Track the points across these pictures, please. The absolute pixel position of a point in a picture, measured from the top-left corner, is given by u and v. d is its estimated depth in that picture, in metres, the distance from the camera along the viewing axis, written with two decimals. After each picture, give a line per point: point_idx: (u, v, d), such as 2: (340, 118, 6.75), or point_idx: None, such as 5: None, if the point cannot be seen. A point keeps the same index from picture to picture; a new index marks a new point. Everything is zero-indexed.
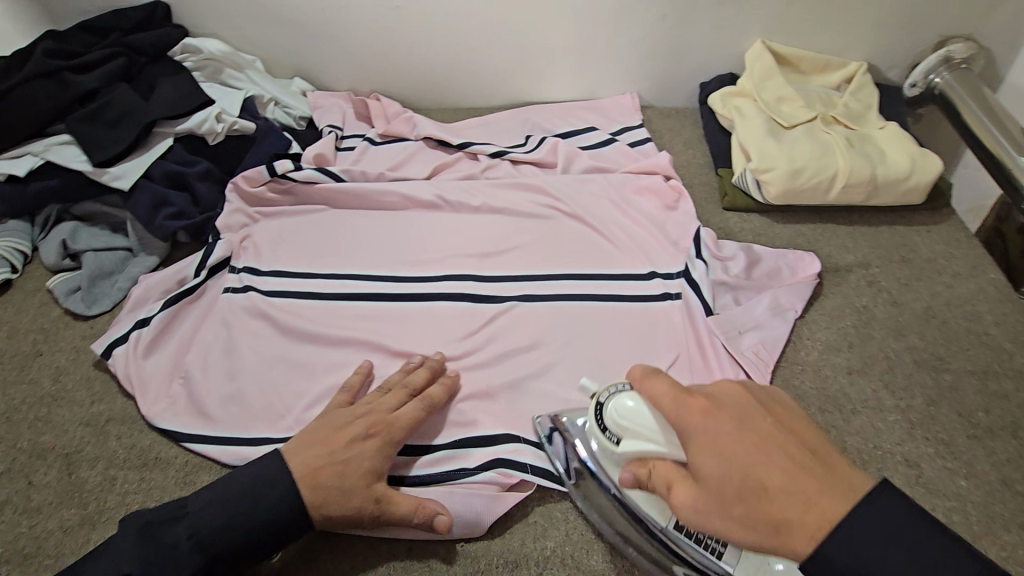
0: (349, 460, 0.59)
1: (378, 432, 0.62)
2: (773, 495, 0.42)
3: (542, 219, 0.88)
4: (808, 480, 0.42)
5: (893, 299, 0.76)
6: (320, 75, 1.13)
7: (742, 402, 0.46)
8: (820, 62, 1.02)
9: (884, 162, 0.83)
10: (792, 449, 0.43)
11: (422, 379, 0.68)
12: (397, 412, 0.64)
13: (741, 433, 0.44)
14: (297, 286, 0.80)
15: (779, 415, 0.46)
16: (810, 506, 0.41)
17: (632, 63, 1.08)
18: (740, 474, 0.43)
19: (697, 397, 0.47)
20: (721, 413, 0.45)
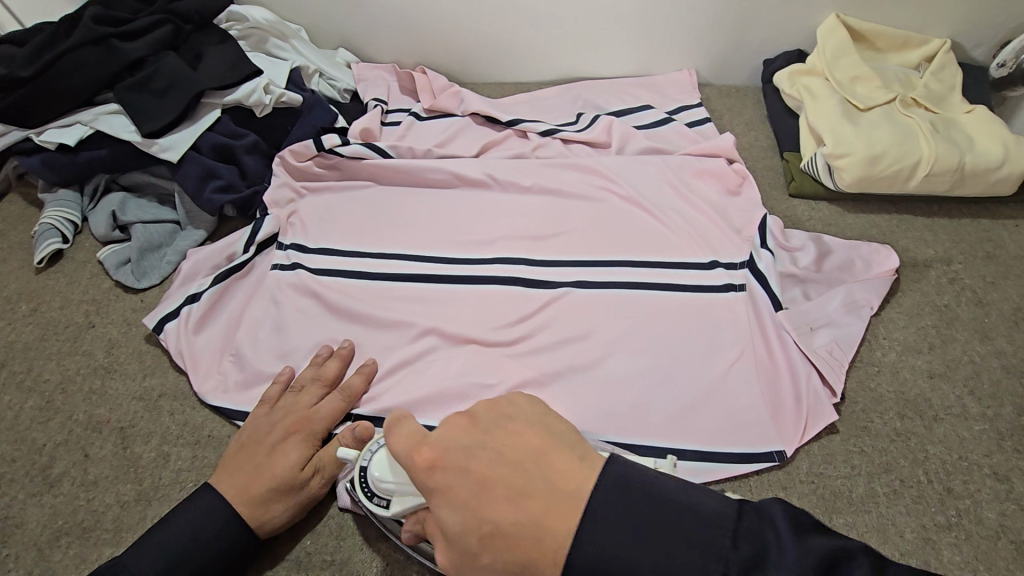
0: (273, 464, 0.59)
1: (299, 430, 0.62)
2: (512, 534, 0.37)
3: (595, 201, 0.84)
4: (536, 504, 0.38)
5: (978, 299, 0.71)
6: (366, 46, 1.10)
7: (464, 438, 0.41)
8: (899, 39, 0.95)
9: (973, 150, 0.77)
10: (519, 473, 0.39)
11: (338, 368, 0.68)
12: (318, 407, 0.64)
13: (468, 478, 0.39)
14: (346, 265, 0.78)
15: (508, 428, 0.41)
16: (544, 533, 0.37)
17: (693, 37, 1.02)
18: (476, 525, 0.38)
19: (426, 446, 0.41)
20: (447, 461, 0.40)
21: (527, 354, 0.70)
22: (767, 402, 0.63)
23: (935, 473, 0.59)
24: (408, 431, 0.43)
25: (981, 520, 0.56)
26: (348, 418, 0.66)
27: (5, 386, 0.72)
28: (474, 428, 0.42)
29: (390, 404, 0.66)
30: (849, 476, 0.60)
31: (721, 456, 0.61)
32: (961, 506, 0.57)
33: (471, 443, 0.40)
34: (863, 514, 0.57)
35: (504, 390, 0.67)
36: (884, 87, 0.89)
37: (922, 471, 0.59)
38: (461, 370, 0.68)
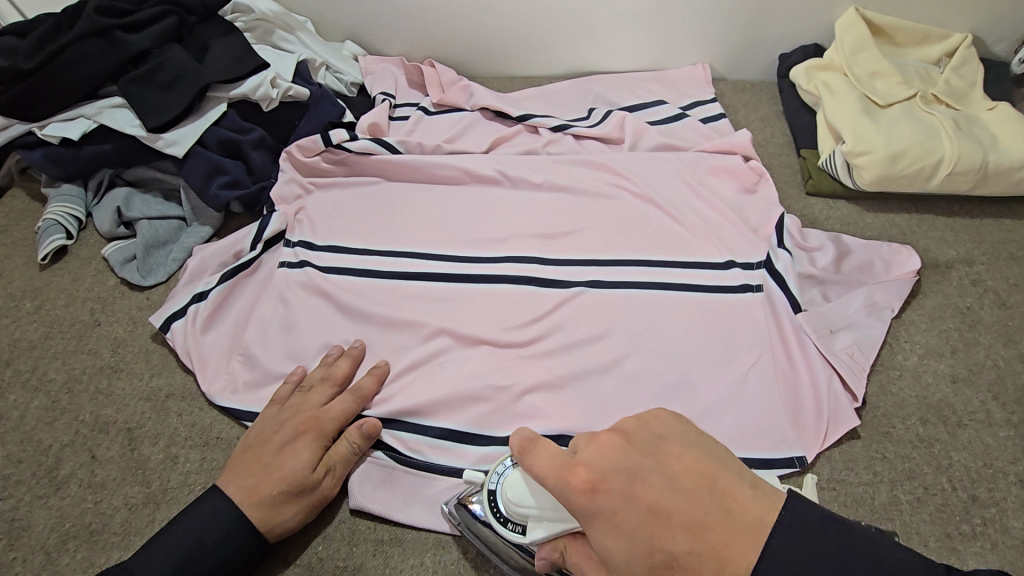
0: (283, 464, 0.58)
1: (308, 430, 0.61)
2: (684, 562, 0.39)
3: (608, 199, 0.83)
4: (713, 533, 0.39)
5: (1001, 301, 0.69)
6: (373, 39, 1.08)
7: (625, 463, 0.42)
8: (919, 33, 0.93)
9: (996, 148, 0.75)
10: (689, 502, 0.40)
11: (349, 368, 0.67)
12: (329, 407, 0.63)
13: (637, 504, 0.40)
14: (356, 263, 0.77)
15: (665, 453, 0.42)
16: (719, 563, 0.38)
17: (707, 31, 1.00)
18: (647, 552, 0.40)
19: (582, 468, 0.43)
20: (610, 484, 0.41)
21: (541, 356, 0.68)
22: (787, 407, 0.62)
23: (959, 481, 0.58)
24: (557, 454, 0.45)
25: (1007, 529, 0.55)
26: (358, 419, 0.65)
27: (9, 385, 0.71)
28: (628, 449, 0.43)
29: (402, 406, 0.65)
30: (871, 483, 0.58)
31: (740, 462, 0.60)
32: (987, 515, 0.56)
33: (631, 465, 0.42)
34: (886, 522, 0.56)
35: (517, 392, 0.65)
36: (904, 83, 0.87)
37: (946, 478, 0.58)
38: (473, 371, 0.67)
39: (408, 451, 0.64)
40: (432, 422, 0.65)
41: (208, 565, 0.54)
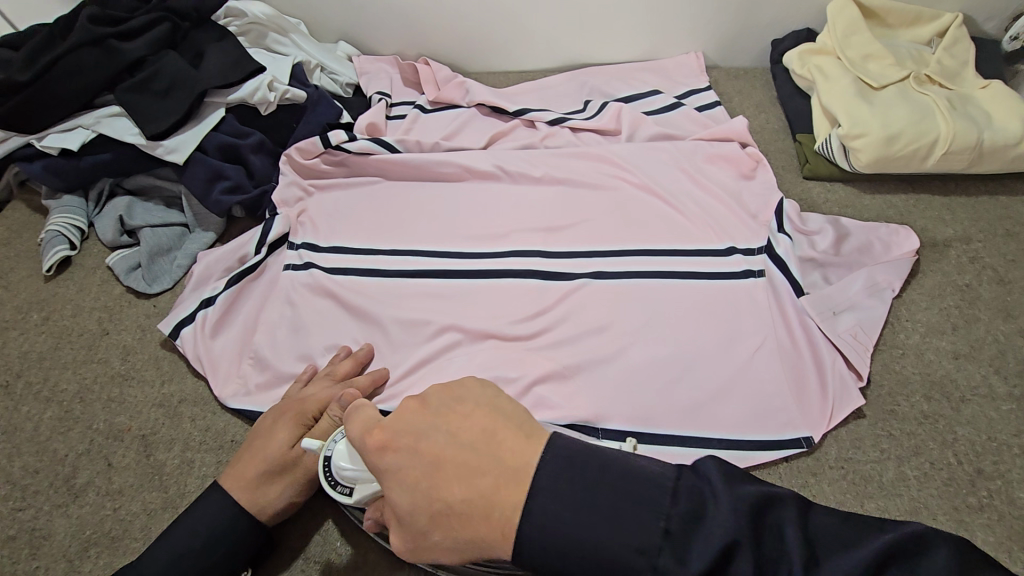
0: (264, 445, 0.59)
1: (290, 411, 0.61)
2: (461, 511, 0.39)
3: (609, 190, 0.84)
4: (488, 481, 0.39)
5: (999, 277, 0.70)
6: (367, 39, 1.08)
7: (416, 420, 0.42)
8: (909, 14, 0.93)
9: (991, 126, 0.76)
10: (469, 452, 0.40)
11: (352, 365, 0.67)
12: (314, 393, 0.63)
13: (420, 458, 0.40)
14: (361, 263, 0.78)
15: (457, 410, 0.42)
16: (491, 511, 0.38)
17: (700, 19, 1.00)
18: (428, 503, 0.39)
19: (379, 429, 0.42)
20: (398, 443, 0.41)
21: (546, 348, 0.69)
22: (793, 389, 0.63)
23: (965, 454, 0.59)
24: (359, 415, 0.44)
25: (1013, 500, 0.56)
26: None
27: (21, 397, 0.71)
28: (423, 410, 0.42)
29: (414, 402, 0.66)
30: (878, 461, 0.59)
31: (747, 444, 0.61)
32: (993, 488, 0.57)
33: (421, 424, 0.41)
34: (893, 499, 0.57)
35: (526, 384, 0.66)
36: (897, 65, 0.88)
37: (952, 452, 0.59)
38: (482, 365, 0.68)
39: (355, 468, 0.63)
40: None
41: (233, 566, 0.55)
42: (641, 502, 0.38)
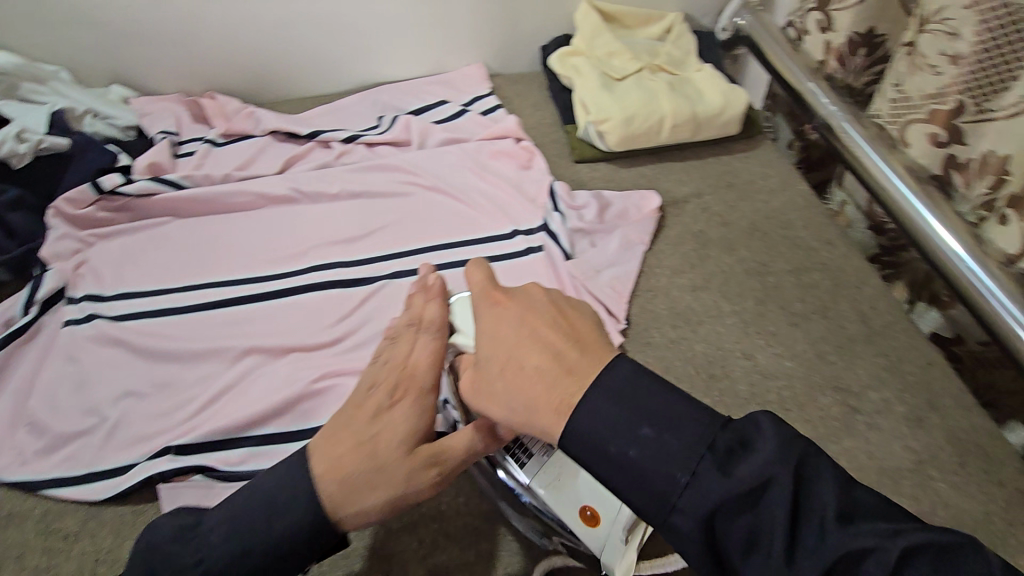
0: (381, 435, 0.48)
1: (404, 392, 0.49)
2: (531, 373, 0.41)
3: (402, 196, 0.89)
4: (564, 361, 0.41)
5: (722, 221, 0.86)
6: (144, 80, 1.05)
7: (530, 296, 0.46)
8: (641, 16, 1.10)
9: (702, 101, 0.92)
10: (559, 334, 0.43)
11: (440, 309, 0.53)
12: (416, 358, 0.51)
13: (518, 318, 0.44)
14: (150, 304, 0.76)
15: (569, 312, 0.45)
16: (559, 385, 0.40)
17: (471, 33, 1.10)
18: (504, 357, 0.43)
19: (496, 288, 0.47)
20: (511, 302, 0.46)
21: (348, 350, 0.71)
22: None
23: (700, 365, 0.71)
24: (482, 271, 0.49)
25: (735, 393, 0.68)
26: (168, 451, 0.62)
27: None
28: (540, 293, 0.46)
29: (219, 425, 0.63)
30: None
31: None
32: (721, 387, 0.69)
33: (531, 299, 0.45)
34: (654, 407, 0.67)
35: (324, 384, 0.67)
36: (634, 58, 1.03)
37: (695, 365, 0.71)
38: (283, 378, 0.68)
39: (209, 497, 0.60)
40: (252, 432, 0.64)
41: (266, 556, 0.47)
42: (697, 418, 0.37)
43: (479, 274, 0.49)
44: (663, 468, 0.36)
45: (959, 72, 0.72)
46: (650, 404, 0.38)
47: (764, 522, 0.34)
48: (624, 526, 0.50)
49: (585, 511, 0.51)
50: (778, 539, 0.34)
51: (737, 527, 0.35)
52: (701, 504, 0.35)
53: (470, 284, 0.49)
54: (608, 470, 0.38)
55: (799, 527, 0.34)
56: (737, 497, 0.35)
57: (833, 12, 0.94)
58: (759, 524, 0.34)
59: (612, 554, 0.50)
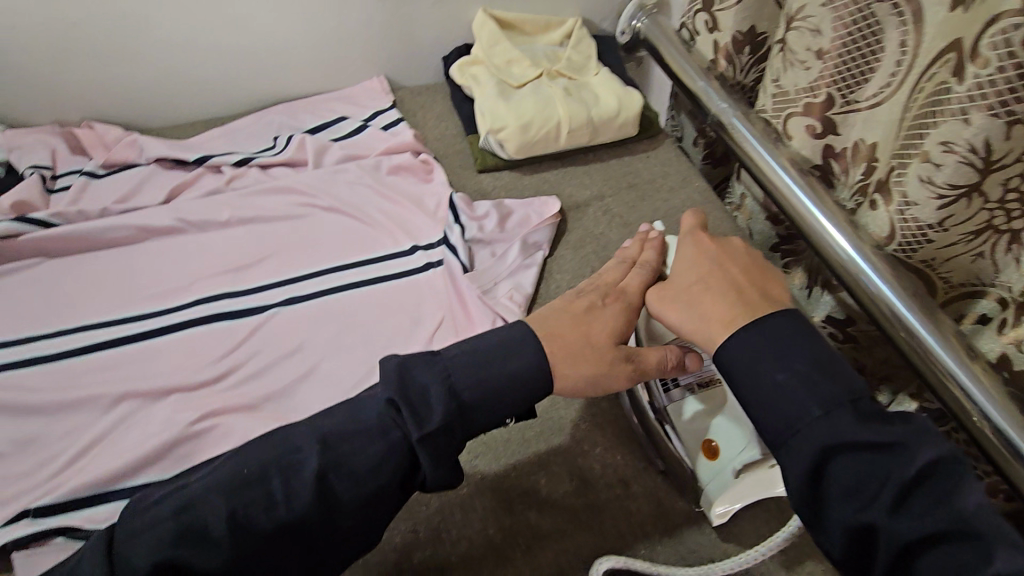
0: (594, 322, 0.58)
1: (617, 299, 0.61)
2: (709, 301, 0.55)
3: (297, 218, 0.86)
4: (744, 296, 0.55)
5: (623, 222, 0.86)
6: (12, 112, 0.98)
7: (731, 250, 0.60)
8: (540, 22, 1.10)
9: (598, 105, 0.93)
10: (747, 282, 0.57)
11: (656, 256, 0.65)
12: (628, 280, 0.63)
13: (708, 264, 0.59)
14: (13, 356, 0.70)
15: (756, 271, 0.59)
16: (734, 309, 0.54)
17: (368, 48, 1.08)
18: (695, 286, 0.57)
19: (703, 237, 0.62)
20: (710, 248, 0.61)
21: (235, 386, 0.67)
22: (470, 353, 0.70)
23: None
24: (696, 221, 0.65)
25: None
26: (26, 514, 0.56)
27: None
28: (740, 251, 0.60)
29: (89, 479, 0.58)
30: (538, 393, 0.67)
31: None
32: None
33: (730, 248, 0.61)
34: (559, 399, 0.65)
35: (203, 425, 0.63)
36: (533, 65, 1.03)
37: None
38: (162, 421, 0.63)
39: (88, 518, 0.57)
40: (124, 485, 0.59)
41: (494, 393, 0.51)
42: (844, 380, 0.47)
43: (690, 222, 0.65)
44: (809, 400, 0.46)
45: (825, 66, 0.75)
46: (812, 349, 0.49)
47: (875, 480, 0.43)
48: (739, 465, 0.55)
49: (708, 445, 0.58)
50: (886, 492, 0.42)
51: (847, 472, 0.44)
52: (825, 435, 0.45)
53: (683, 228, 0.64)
54: (752, 395, 0.49)
55: (910, 494, 0.42)
56: (861, 447, 0.44)
57: (717, 13, 0.97)
58: (874, 480, 0.43)
59: (721, 488, 0.56)
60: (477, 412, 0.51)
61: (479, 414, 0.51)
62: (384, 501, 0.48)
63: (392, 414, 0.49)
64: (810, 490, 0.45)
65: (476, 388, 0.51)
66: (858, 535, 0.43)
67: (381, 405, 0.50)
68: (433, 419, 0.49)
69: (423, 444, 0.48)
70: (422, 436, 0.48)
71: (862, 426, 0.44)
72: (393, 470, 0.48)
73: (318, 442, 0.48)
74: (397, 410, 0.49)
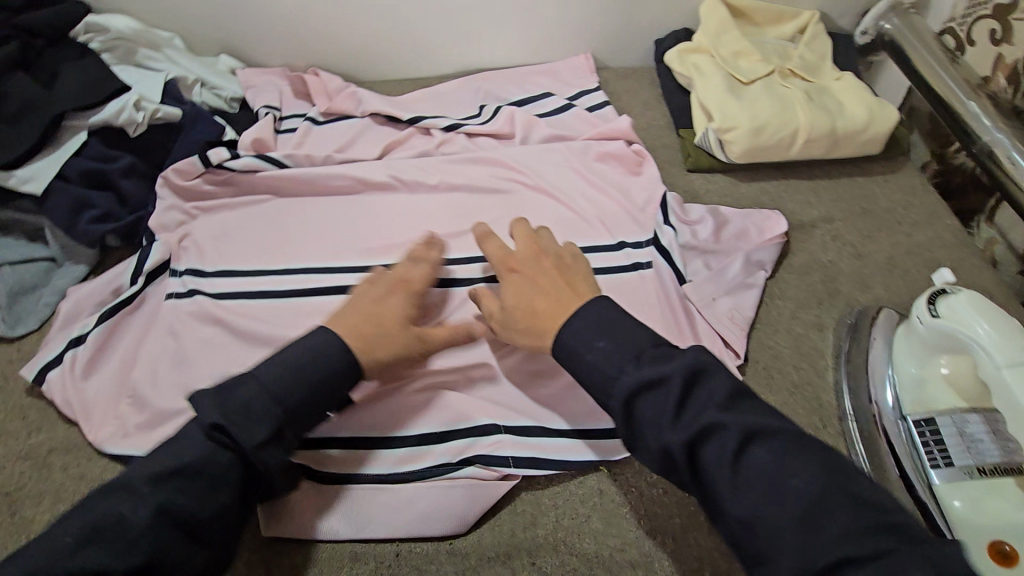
0: (389, 308, 0.61)
1: (402, 289, 0.64)
2: (539, 306, 0.60)
3: (504, 193, 0.84)
4: (559, 296, 0.59)
5: (857, 252, 0.77)
6: (249, 52, 1.04)
7: (539, 256, 0.64)
8: (773, 12, 0.99)
9: (843, 114, 0.82)
10: (559, 280, 0.61)
11: (493, 246, 0.67)
12: (412, 271, 0.66)
13: (517, 270, 0.64)
14: (248, 286, 0.75)
15: (564, 266, 0.63)
16: (562, 309, 0.58)
17: (583, 22, 1.03)
18: (522, 292, 0.61)
19: (515, 252, 0.66)
20: (517, 264, 0.64)
21: None
22: None
23: (829, 418, 0.64)
24: (494, 241, 0.68)
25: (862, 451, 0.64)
26: None
27: None
28: (543, 254, 0.64)
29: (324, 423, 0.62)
30: None
31: None
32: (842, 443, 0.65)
33: (551, 250, 0.65)
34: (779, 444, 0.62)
35: None
36: (764, 60, 0.93)
37: (819, 417, 0.63)
38: None
39: None
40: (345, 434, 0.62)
41: (299, 378, 0.55)
42: (630, 348, 0.53)
43: (491, 244, 0.68)
44: (612, 365, 0.52)
45: None
46: (611, 332, 0.54)
47: (664, 407, 0.49)
48: None
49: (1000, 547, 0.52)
50: (670, 411, 0.48)
51: (647, 412, 0.50)
52: (625, 390, 0.51)
53: (486, 251, 0.67)
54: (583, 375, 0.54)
55: (685, 404, 0.49)
56: (647, 388, 0.50)
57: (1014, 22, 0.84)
58: (667, 405, 0.49)
59: None
60: (303, 416, 0.55)
61: (304, 413, 0.55)
62: (223, 511, 0.50)
63: (212, 436, 0.51)
64: (625, 429, 0.51)
65: (277, 382, 0.54)
66: (659, 455, 0.49)
67: (201, 436, 0.51)
68: (262, 426, 0.52)
69: (263, 452, 0.52)
70: (264, 442, 0.52)
71: (643, 374, 0.51)
72: (232, 486, 0.51)
73: (147, 485, 0.48)
74: (221, 434, 0.51)
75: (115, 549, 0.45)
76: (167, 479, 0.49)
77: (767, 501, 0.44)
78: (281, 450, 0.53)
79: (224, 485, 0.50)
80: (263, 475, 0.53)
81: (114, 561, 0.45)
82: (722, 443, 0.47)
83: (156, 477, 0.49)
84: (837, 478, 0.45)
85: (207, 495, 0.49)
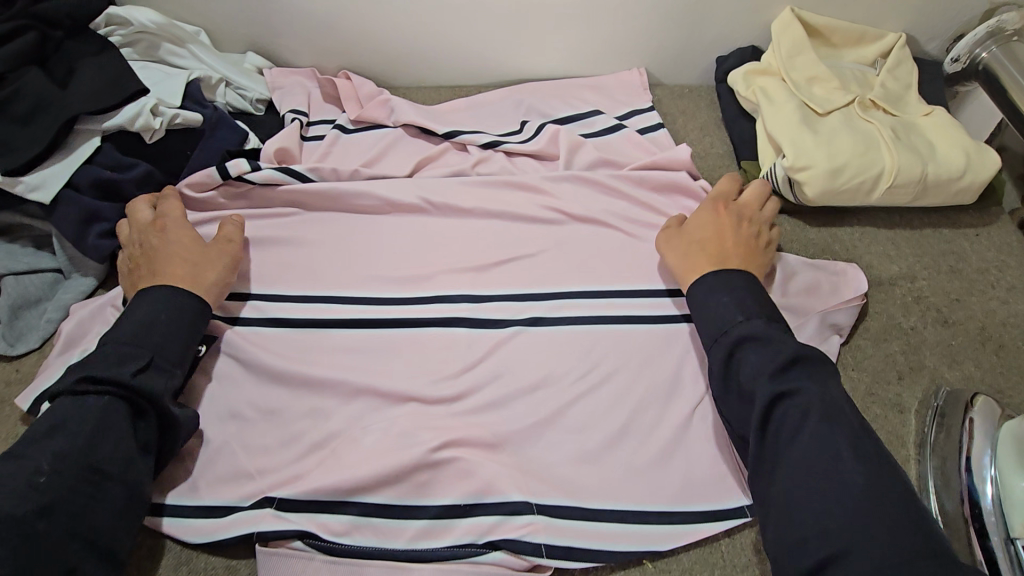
0: (160, 243, 0.66)
1: (161, 225, 0.69)
2: (714, 250, 0.65)
3: (545, 223, 0.76)
4: (731, 254, 0.64)
5: (943, 318, 0.68)
6: (278, 51, 0.97)
7: (743, 221, 0.68)
8: (854, 33, 0.88)
9: (934, 158, 0.73)
10: (741, 247, 0.66)
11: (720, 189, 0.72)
12: (166, 209, 0.71)
13: (719, 220, 0.68)
14: (267, 312, 0.69)
15: (757, 242, 0.67)
16: (726, 263, 0.63)
17: (639, 35, 0.94)
18: (711, 233, 0.66)
19: (726, 203, 0.70)
20: (728, 210, 0.69)
21: (472, 411, 0.62)
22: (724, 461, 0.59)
23: None
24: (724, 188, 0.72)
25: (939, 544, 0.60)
26: (269, 504, 0.57)
27: None
28: (747, 221, 0.68)
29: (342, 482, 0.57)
30: None
31: (688, 516, 0.57)
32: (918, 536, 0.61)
33: (756, 221, 0.69)
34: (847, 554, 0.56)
35: (435, 450, 0.58)
36: (842, 87, 0.83)
37: None
38: (399, 432, 0.60)
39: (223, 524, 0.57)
40: (361, 498, 0.57)
41: (155, 324, 0.58)
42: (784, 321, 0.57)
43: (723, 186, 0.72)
44: (747, 310, 0.58)
45: None
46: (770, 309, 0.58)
47: (774, 354, 0.53)
48: None
49: None
50: (774, 366, 0.52)
51: (753, 358, 0.54)
52: (750, 333, 0.55)
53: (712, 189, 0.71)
54: (718, 304, 0.59)
55: (791, 368, 0.52)
56: (767, 343, 0.54)
57: None
58: (771, 359, 0.53)
59: None
60: (166, 348, 0.58)
61: (171, 345, 0.58)
62: (118, 457, 0.52)
63: (82, 388, 0.53)
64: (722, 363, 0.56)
65: (133, 328, 0.57)
66: (742, 395, 0.54)
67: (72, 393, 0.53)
68: (132, 362, 0.55)
69: (140, 378, 0.55)
70: (139, 371, 0.55)
71: (774, 332, 0.55)
72: (122, 422, 0.53)
73: (34, 446, 0.50)
74: (89, 383, 0.53)
75: (7, 499, 0.46)
76: (47, 438, 0.51)
77: (808, 483, 0.48)
78: (160, 377, 0.56)
79: (113, 429, 0.52)
80: (152, 402, 0.55)
81: (10, 508, 0.46)
82: (798, 410, 0.50)
83: (39, 442, 0.50)
84: (882, 495, 0.46)
85: (98, 439, 0.51)
